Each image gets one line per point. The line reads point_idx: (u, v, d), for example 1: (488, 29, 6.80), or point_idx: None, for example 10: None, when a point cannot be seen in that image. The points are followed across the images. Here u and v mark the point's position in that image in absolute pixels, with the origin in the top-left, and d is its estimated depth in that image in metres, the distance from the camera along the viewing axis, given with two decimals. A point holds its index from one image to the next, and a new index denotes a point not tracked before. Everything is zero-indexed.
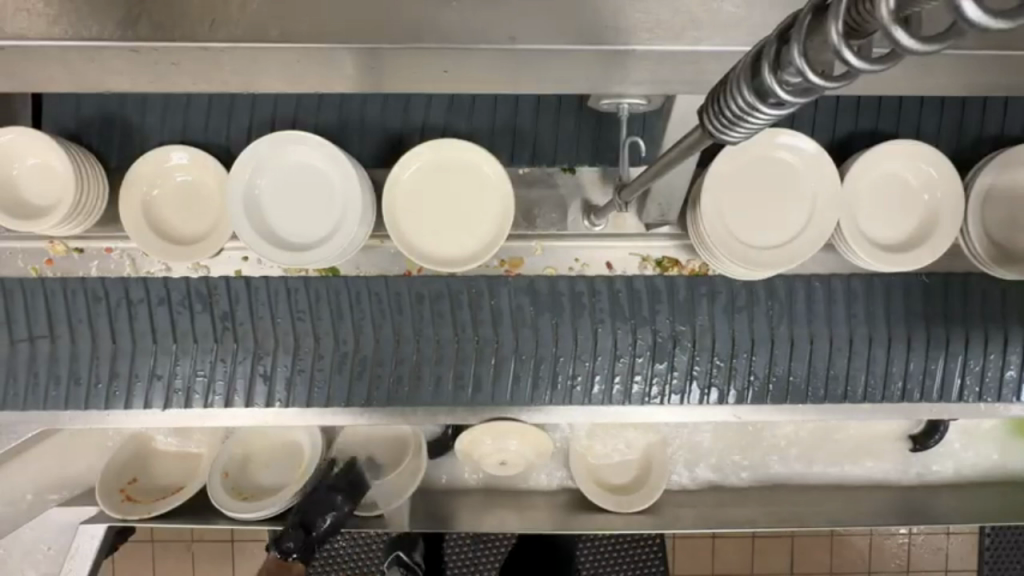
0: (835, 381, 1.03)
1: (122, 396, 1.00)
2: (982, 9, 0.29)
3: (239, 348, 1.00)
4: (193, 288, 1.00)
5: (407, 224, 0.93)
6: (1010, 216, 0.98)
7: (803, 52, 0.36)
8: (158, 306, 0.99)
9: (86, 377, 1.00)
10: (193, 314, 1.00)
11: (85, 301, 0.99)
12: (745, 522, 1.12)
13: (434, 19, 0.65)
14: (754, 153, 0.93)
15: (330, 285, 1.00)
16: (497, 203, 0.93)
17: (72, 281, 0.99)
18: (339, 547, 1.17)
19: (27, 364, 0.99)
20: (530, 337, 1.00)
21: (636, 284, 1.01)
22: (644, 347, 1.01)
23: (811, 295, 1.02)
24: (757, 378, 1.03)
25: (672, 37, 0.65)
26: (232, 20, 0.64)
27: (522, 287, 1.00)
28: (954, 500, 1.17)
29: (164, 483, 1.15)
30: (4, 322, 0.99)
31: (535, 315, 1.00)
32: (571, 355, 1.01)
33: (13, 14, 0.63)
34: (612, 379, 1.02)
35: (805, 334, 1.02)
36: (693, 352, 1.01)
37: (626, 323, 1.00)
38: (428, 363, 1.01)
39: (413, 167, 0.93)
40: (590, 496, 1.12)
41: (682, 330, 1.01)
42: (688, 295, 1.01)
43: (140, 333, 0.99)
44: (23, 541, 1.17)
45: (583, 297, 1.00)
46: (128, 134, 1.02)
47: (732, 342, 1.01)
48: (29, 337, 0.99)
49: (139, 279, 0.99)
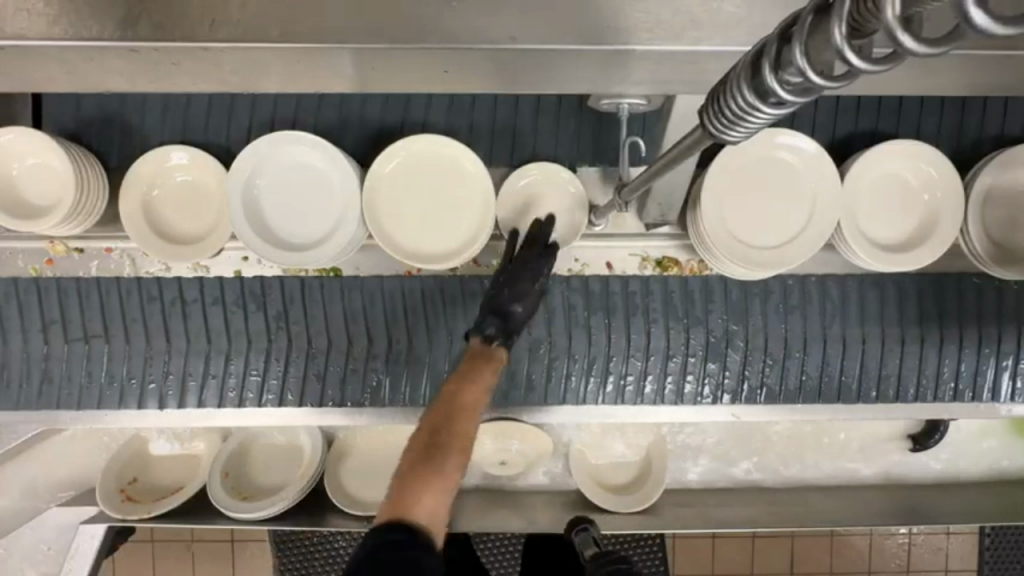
0: (887, 381, 1.05)
1: (174, 395, 1.03)
2: (986, 13, 0.28)
3: (297, 346, 1.02)
4: (248, 287, 1.01)
5: (393, 217, 0.93)
6: (1011, 214, 0.98)
7: (805, 52, 0.36)
8: (212, 306, 1.01)
9: (142, 376, 1.02)
10: (247, 314, 1.01)
11: (139, 301, 1.01)
12: (746, 522, 1.11)
13: (436, 19, 0.65)
14: (754, 153, 0.93)
15: (385, 286, 1.02)
16: (482, 192, 0.93)
17: (126, 279, 1.01)
18: (339, 547, 1.17)
19: (82, 364, 1.02)
20: (583, 337, 1.02)
21: (690, 284, 1.03)
22: (698, 346, 1.03)
23: (833, 296, 1.03)
24: (811, 378, 1.04)
25: (671, 37, 0.65)
26: (232, 20, 0.64)
27: (577, 286, 1.02)
28: (954, 500, 1.17)
29: (165, 483, 1.15)
30: (59, 324, 1.01)
31: (588, 315, 1.02)
32: (623, 354, 1.03)
33: (14, 14, 0.63)
34: (664, 379, 1.04)
35: (857, 335, 1.03)
36: (746, 351, 1.03)
37: (679, 323, 1.02)
38: None
39: (394, 160, 0.93)
40: (590, 496, 1.12)
41: (736, 329, 1.03)
42: (743, 296, 1.03)
43: (196, 333, 1.01)
44: (24, 542, 1.16)
45: (636, 296, 1.02)
46: (128, 133, 1.02)
47: (785, 342, 1.03)
48: (83, 336, 1.01)
49: (192, 278, 1.01)
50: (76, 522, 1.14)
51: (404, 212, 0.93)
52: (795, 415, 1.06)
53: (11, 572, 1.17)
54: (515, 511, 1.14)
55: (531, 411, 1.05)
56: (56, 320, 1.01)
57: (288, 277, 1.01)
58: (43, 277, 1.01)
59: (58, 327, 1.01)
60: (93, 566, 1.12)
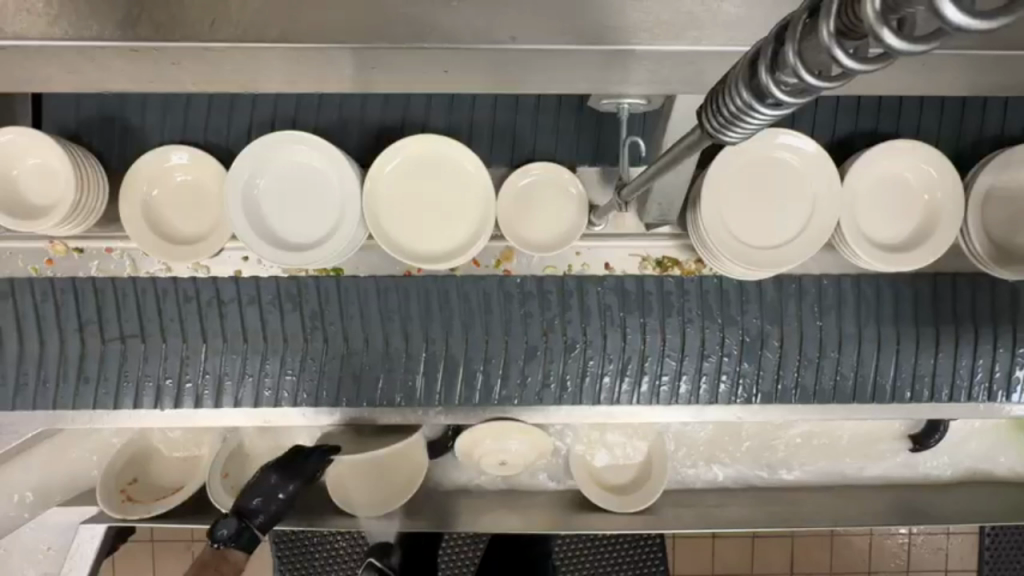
0: (921, 381, 1.05)
1: (211, 396, 1.02)
2: (964, 9, 0.28)
3: (333, 348, 1.01)
4: (284, 288, 1.01)
5: (393, 215, 0.93)
6: (1011, 215, 0.98)
7: (798, 52, 0.36)
8: (247, 306, 1.00)
9: (178, 376, 1.01)
10: (284, 314, 1.01)
11: (175, 301, 1.00)
12: (745, 522, 1.11)
13: (436, 19, 0.65)
14: (754, 153, 0.93)
15: (423, 285, 1.01)
16: (483, 191, 0.94)
17: (164, 280, 1.00)
18: (339, 547, 1.18)
19: (117, 365, 1.01)
20: (618, 337, 1.02)
21: (725, 285, 1.02)
22: (734, 346, 1.02)
23: (835, 296, 1.03)
24: (846, 377, 1.04)
25: (672, 37, 0.65)
26: (232, 19, 0.64)
27: (612, 287, 1.02)
28: (954, 500, 1.17)
29: (165, 482, 1.16)
30: (95, 325, 1.00)
31: (623, 316, 1.02)
32: (658, 354, 1.02)
33: (14, 14, 0.63)
34: (698, 379, 1.04)
35: (891, 336, 1.03)
36: (781, 351, 1.03)
37: (714, 323, 1.02)
38: (517, 360, 1.02)
39: (396, 159, 0.93)
40: (590, 496, 1.12)
41: (770, 329, 1.03)
42: (777, 295, 1.02)
43: (232, 333, 1.01)
44: (24, 541, 1.16)
45: (672, 296, 1.02)
46: (128, 133, 1.02)
47: (818, 343, 1.03)
48: (120, 337, 1.00)
49: (229, 279, 1.00)
50: (77, 523, 1.14)
51: (405, 212, 0.93)
52: (794, 415, 1.06)
53: (12, 571, 1.17)
54: (514, 511, 1.14)
55: (531, 411, 1.05)
56: (92, 321, 1.00)
57: (324, 277, 1.01)
58: (80, 278, 1.00)
59: (94, 327, 1.00)
60: (93, 566, 1.12)
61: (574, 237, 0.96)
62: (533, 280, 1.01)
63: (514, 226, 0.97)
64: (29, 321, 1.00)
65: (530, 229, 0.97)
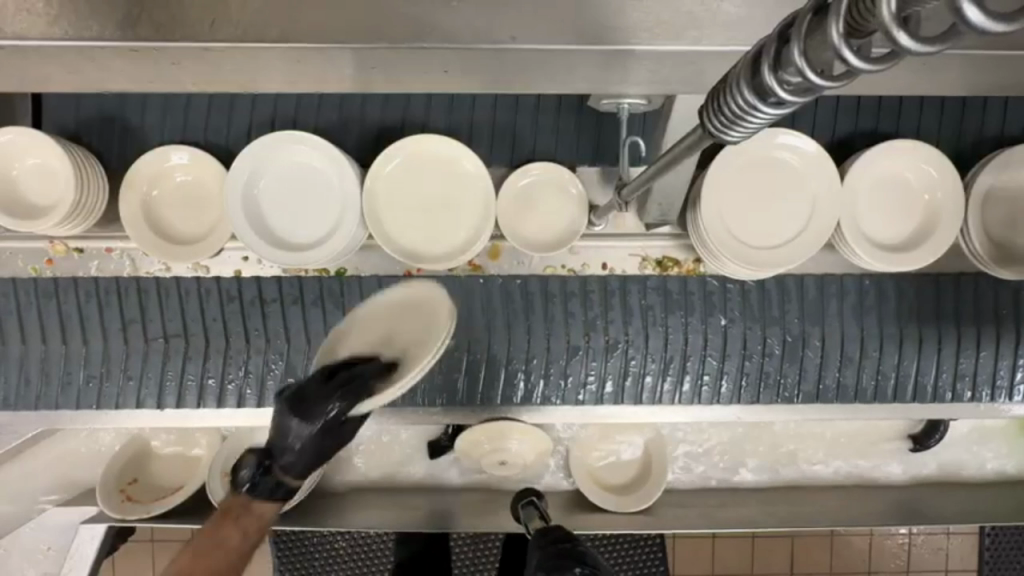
0: (962, 381, 1.05)
1: (254, 395, 1.03)
2: (980, 9, 0.28)
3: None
4: (326, 287, 1.01)
5: (390, 216, 0.93)
6: (1012, 215, 0.98)
7: (802, 52, 0.36)
8: (290, 306, 1.01)
9: (221, 376, 1.02)
10: (326, 313, 1.01)
11: (218, 301, 1.01)
12: (745, 522, 1.11)
13: (437, 19, 0.65)
14: (755, 152, 0.93)
15: (467, 286, 1.01)
16: (481, 191, 0.94)
17: (206, 280, 1.01)
18: (339, 547, 1.17)
19: (159, 364, 1.02)
20: (661, 336, 1.02)
21: (768, 285, 1.02)
22: (776, 345, 1.03)
23: (842, 296, 1.03)
24: (885, 377, 1.04)
25: (672, 37, 0.65)
26: (232, 19, 0.64)
27: (655, 286, 1.02)
28: (956, 501, 1.17)
29: (165, 483, 1.15)
30: (139, 323, 1.01)
31: (666, 315, 1.02)
32: (699, 352, 1.03)
33: (14, 14, 0.63)
34: (739, 379, 1.04)
35: (933, 337, 1.03)
36: (822, 351, 1.03)
37: (756, 323, 1.02)
38: (558, 359, 1.02)
39: (394, 159, 0.93)
40: (589, 495, 1.12)
41: (812, 330, 1.03)
42: (818, 294, 1.02)
43: (275, 333, 1.01)
44: (24, 541, 1.17)
45: (714, 296, 1.02)
46: (128, 133, 1.02)
47: (860, 342, 1.03)
48: (163, 336, 1.01)
49: (272, 279, 1.01)
50: (78, 522, 1.14)
51: (402, 213, 0.93)
52: (795, 415, 1.06)
53: (12, 571, 1.18)
54: None
55: (531, 411, 1.05)
56: (135, 320, 1.01)
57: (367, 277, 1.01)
58: (124, 277, 1.01)
59: (138, 327, 1.01)
60: (94, 567, 1.12)
61: (573, 238, 0.96)
62: (576, 279, 1.02)
63: (512, 226, 0.97)
64: (72, 320, 1.01)
65: (528, 230, 0.98)
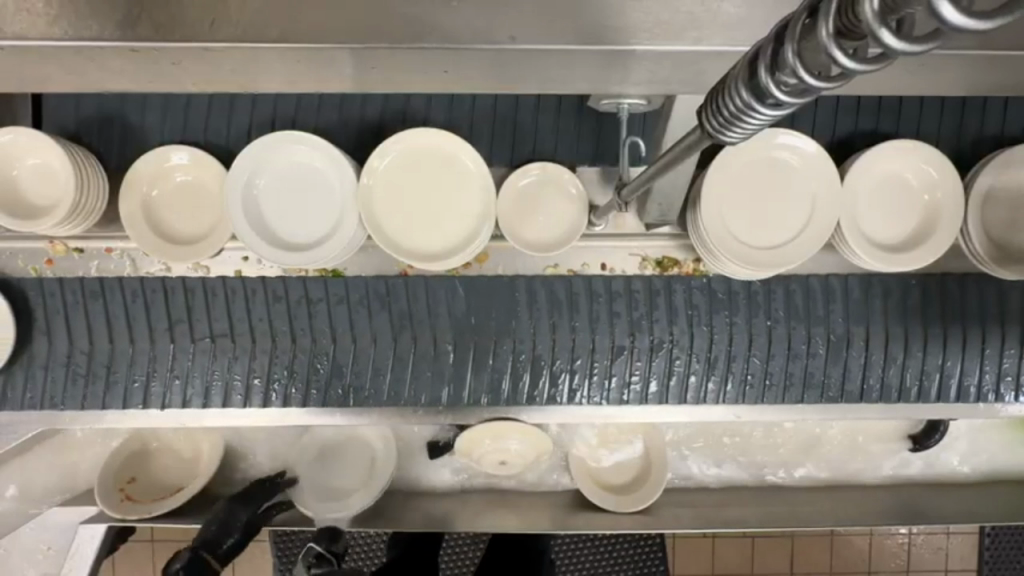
0: (1006, 381, 1.05)
1: (300, 394, 1.02)
2: (960, 11, 0.28)
3: (422, 348, 1.01)
4: (372, 287, 1.01)
5: (387, 211, 0.92)
6: (1014, 215, 0.97)
7: (797, 53, 0.36)
8: (337, 305, 1.01)
9: (266, 376, 1.01)
10: (372, 313, 1.01)
11: (264, 300, 1.00)
12: (745, 522, 1.11)
13: (436, 19, 0.65)
14: (754, 153, 0.93)
15: (514, 286, 1.01)
16: (479, 185, 0.93)
17: (252, 281, 1.00)
18: None
19: (207, 364, 1.01)
20: (705, 336, 1.02)
21: (791, 286, 1.02)
22: (820, 344, 1.02)
23: (845, 296, 1.02)
24: (930, 377, 1.04)
25: (672, 37, 0.65)
26: (232, 19, 0.64)
27: (700, 287, 1.02)
28: (957, 500, 1.16)
29: (165, 482, 1.16)
30: (186, 324, 1.00)
31: (710, 315, 1.02)
32: (745, 352, 1.02)
33: (14, 14, 0.62)
34: (787, 380, 1.03)
35: (978, 335, 1.03)
36: (866, 351, 1.03)
37: (801, 322, 1.02)
38: (604, 358, 1.02)
39: (389, 155, 0.92)
40: (590, 496, 1.13)
41: (856, 330, 1.03)
42: (862, 295, 1.03)
43: (321, 333, 1.01)
44: (24, 541, 1.16)
45: (759, 296, 1.02)
46: (128, 133, 1.02)
47: (905, 343, 1.03)
48: (210, 336, 1.01)
49: (318, 279, 1.01)
50: (77, 523, 1.13)
51: (398, 207, 0.92)
52: (803, 416, 1.06)
53: (12, 571, 1.17)
54: (513, 510, 1.14)
55: (531, 411, 1.05)
56: (182, 320, 1.00)
57: (413, 276, 1.01)
58: (170, 277, 1.01)
59: (185, 327, 1.00)
60: (94, 567, 1.12)
61: (573, 238, 0.96)
62: (620, 280, 1.01)
63: (511, 220, 0.97)
64: (120, 321, 1.00)
65: (526, 226, 0.97)
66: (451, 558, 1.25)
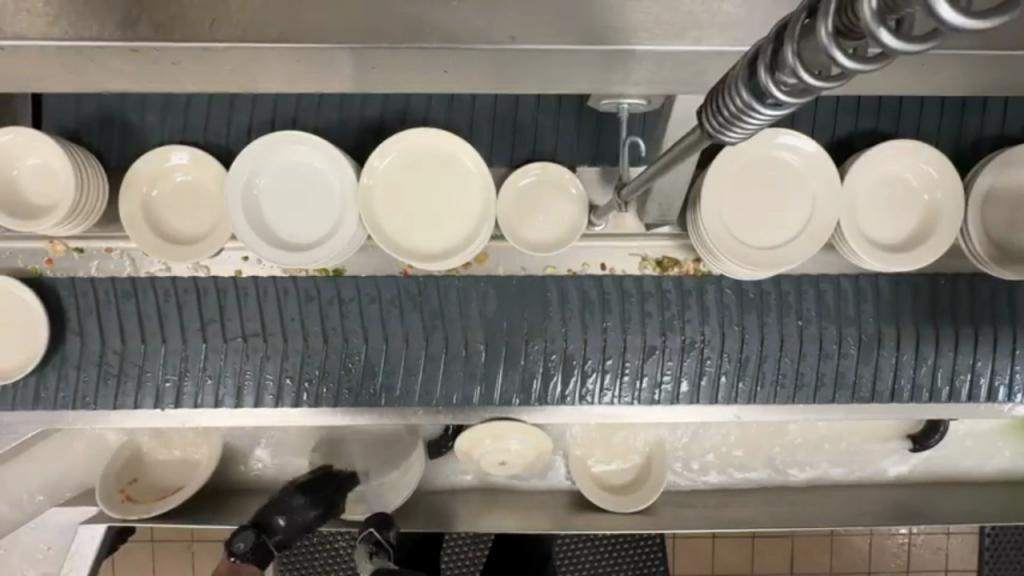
0: None
1: (331, 393, 1.02)
2: (957, 9, 0.28)
3: (454, 348, 1.01)
4: (404, 287, 1.01)
5: (386, 212, 0.92)
6: (1014, 215, 0.97)
7: (796, 53, 0.36)
8: (370, 305, 1.01)
9: (298, 376, 1.02)
10: (403, 313, 1.01)
11: (296, 299, 1.01)
12: (745, 522, 1.11)
13: (436, 19, 0.65)
14: (754, 153, 0.93)
15: (546, 286, 1.01)
16: (479, 185, 0.93)
17: (284, 280, 1.01)
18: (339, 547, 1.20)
19: (238, 363, 1.01)
20: (736, 336, 1.02)
21: (794, 286, 1.02)
22: (851, 344, 1.03)
23: (850, 296, 1.02)
24: (960, 377, 1.04)
25: (672, 37, 0.65)
26: (232, 19, 0.64)
27: (730, 287, 1.02)
28: (958, 501, 1.16)
29: (166, 482, 1.15)
30: (217, 323, 1.01)
31: (741, 315, 1.02)
32: (778, 352, 1.02)
33: (14, 14, 0.63)
34: (818, 380, 1.03)
35: (1010, 335, 1.04)
36: (897, 352, 1.03)
37: (833, 322, 1.02)
38: (635, 356, 1.02)
39: (389, 155, 0.92)
40: (590, 496, 1.12)
41: (887, 330, 1.03)
42: (893, 295, 1.03)
43: (353, 332, 1.01)
44: (23, 541, 1.16)
45: (790, 296, 1.02)
46: (128, 132, 1.02)
47: (936, 343, 1.03)
48: (241, 335, 1.01)
49: (349, 279, 1.01)
50: (78, 523, 1.13)
51: (399, 207, 0.92)
52: (810, 415, 1.06)
53: (12, 571, 1.17)
54: (513, 511, 1.14)
55: (532, 411, 1.05)
56: (214, 320, 1.01)
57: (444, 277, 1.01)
58: (202, 277, 1.01)
59: (216, 327, 1.01)
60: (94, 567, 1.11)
61: (574, 238, 0.96)
62: (651, 279, 1.02)
63: (512, 220, 0.97)
64: (152, 320, 1.01)
65: (527, 226, 0.97)
66: (452, 558, 1.25)
